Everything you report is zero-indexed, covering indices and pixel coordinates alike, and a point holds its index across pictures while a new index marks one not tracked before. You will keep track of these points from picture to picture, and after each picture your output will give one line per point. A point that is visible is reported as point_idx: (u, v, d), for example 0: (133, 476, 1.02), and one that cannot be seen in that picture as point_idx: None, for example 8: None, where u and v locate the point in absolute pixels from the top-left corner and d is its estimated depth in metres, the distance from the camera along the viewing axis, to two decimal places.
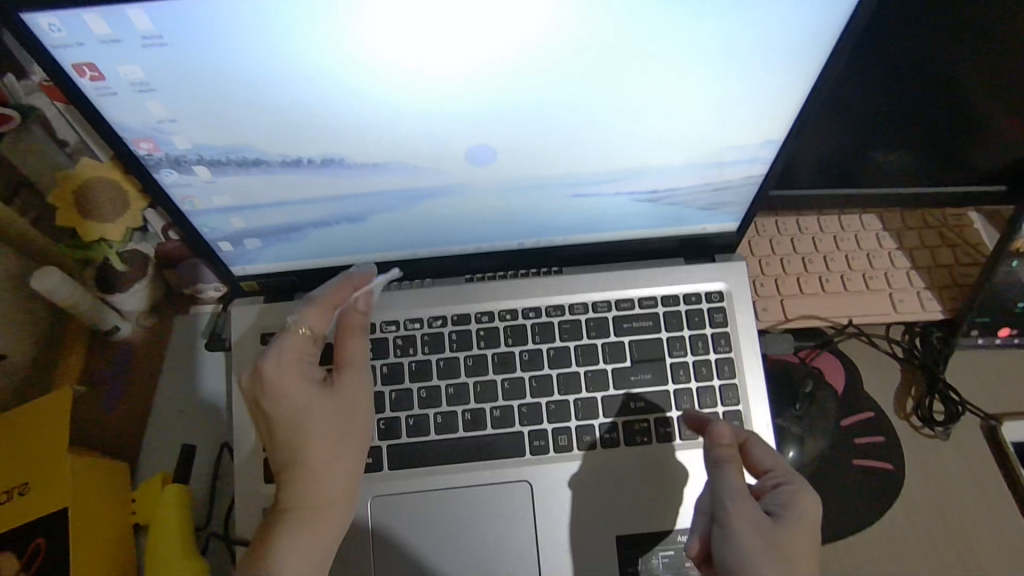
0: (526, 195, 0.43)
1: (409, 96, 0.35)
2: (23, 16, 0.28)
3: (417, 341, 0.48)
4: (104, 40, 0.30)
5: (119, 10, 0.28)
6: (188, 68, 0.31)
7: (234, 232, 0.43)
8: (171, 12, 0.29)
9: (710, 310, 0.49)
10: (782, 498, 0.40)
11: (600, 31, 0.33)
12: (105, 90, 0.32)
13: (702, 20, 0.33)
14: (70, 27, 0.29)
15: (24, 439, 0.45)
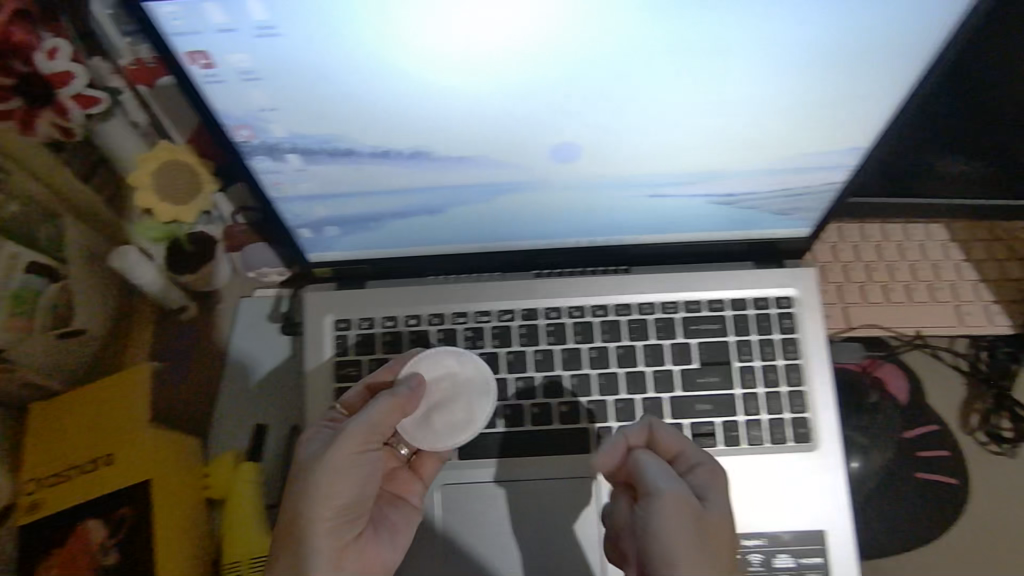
0: (604, 194, 0.42)
1: (497, 92, 0.35)
2: (145, 2, 0.28)
3: (486, 334, 0.49)
4: (219, 29, 0.30)
5: (240, 0, 0.28)
6: (297, 58, 0.31)
7: (315, 219, 0.43)
8: (289, 3, 0.29)
9: (779, 315, 0.49)
10: (698, 483, 0.42)
11: (690, 24, 0.32)
12: (213, 78, 0.32)
13: (801, 27, 0.33)
14: (188, 13, 0.29)
15: (103, 413, 0.48)
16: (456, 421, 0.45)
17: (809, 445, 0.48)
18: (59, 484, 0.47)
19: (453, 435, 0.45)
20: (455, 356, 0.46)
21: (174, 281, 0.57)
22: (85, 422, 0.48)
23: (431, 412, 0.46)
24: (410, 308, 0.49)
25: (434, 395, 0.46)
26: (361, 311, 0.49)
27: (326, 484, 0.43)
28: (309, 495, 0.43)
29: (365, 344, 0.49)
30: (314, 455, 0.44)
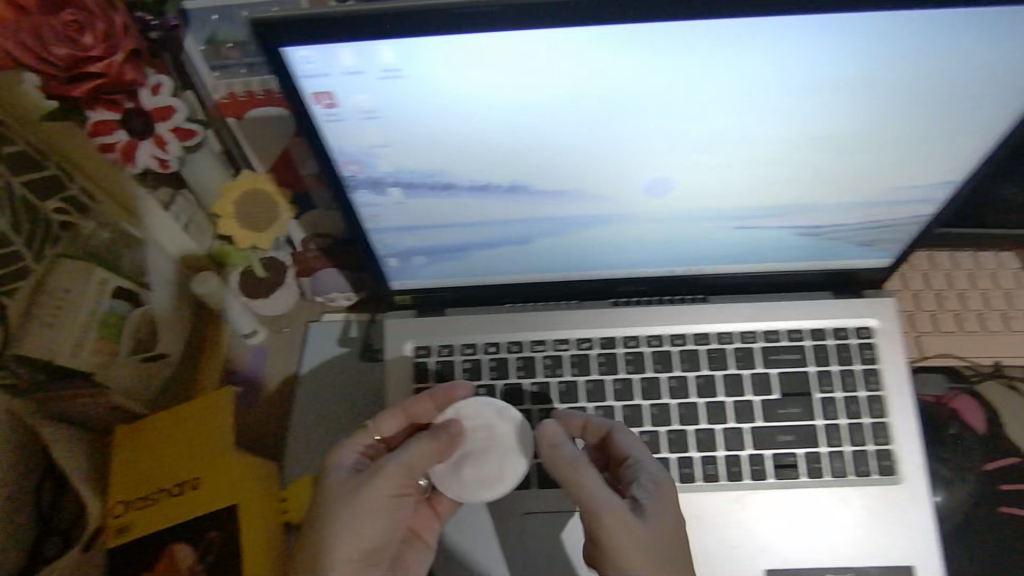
0: (692, 225, 0.43)
1: (599, 129, 0.35)
2: (282, 48, 0.29)
3: (565, 362, 0.49)
4: (347, 72, 0.31)
5: (372, 45, 0.29)
6: (416, 98, 0.32)
7: (405, 248, 0.44)
8: (418, 47, 0.30)
9: (859, 346, 0.49)
10: (642, 488, 0.43)
11: (793, 66, 0.32)
12: (334, 117, 0.33)
13: (911, 67, 0.33)
14: (321, 59, 0.30)
15: (189, 435, 0.50)
16: (486, 475, 0.46)
17: (893, 478, 0.47)
18: (143, 509, 0.49)
19: (482, 489, 0.46)
20: (496, 410, 0.47)
21: (246, 305, 0.59)
22: (171, 442, 0.51)
23: (464, 462, 0.47)
24: (489, 335, 0.50)
25: (470, 446, 0.47)
26: (441, 337, 0.50)
27: (355, 520, 0.44)
28: (339, 530, 0.44)
29: (446, 372, 0.50)
30: (346, 490, 0.45)
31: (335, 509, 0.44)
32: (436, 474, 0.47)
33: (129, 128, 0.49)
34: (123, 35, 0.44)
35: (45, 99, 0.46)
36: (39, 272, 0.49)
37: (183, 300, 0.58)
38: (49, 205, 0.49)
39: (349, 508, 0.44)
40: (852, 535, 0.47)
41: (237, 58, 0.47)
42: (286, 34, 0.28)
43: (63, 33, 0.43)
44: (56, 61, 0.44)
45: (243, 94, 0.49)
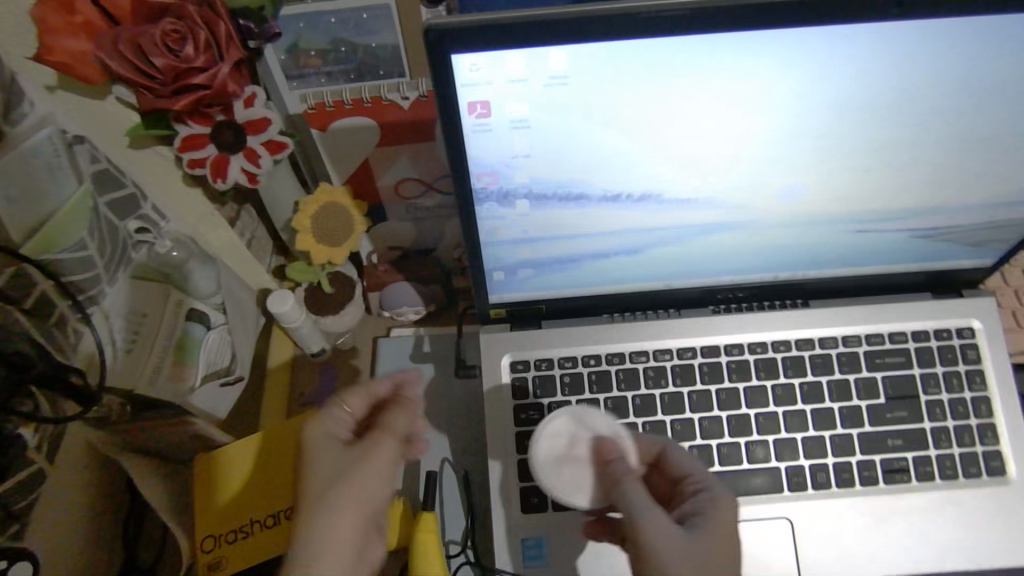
0: (810, 228, 0.42)
1: (740, 135, 0.34)
2: (452, 54, 0.28)
3: (669, 372, 0.48)
4: (512, 79, 0.30)
5: (545, 50, 0.29)
6: (572, 106, 0.31)
7: (515, 261, 0.43)
8: (590, 51, 0.29)
9: (963, 346, 0.49)
10: (694, 505, 0.39)
11: (943, 69, 0.32)
12: (483, 126, 0.32)
13: None
14: (489, 64, 0.29)
15: (274, 458, 0.48)
16: (588, 487, 0.43)
17: (1004, 479, 0.47)
18: (237, 538, 0.47)
19: (578, 497, 0.43)
20: (613, 428, 0.44)
21: (316, 321, 0.56)
22: (264, 470, 0.48)
23: (564, 465, 0.44)
24: (589, 348, 0.49)
25: (580, 454, 0.44)
26: (538, 351, 0.49)
27: (355, 489, 0.39)
28: (338, 502, 0.38)
29: (545, 386, 0.48)
30: (331, 461, 0.40)
31: (330, 482, 0.39)
32: (534, 468, 0.44)
33: (219, 144, 0.44)
34: (230, 46, 0.40)
35: (132, 113, 0.43)
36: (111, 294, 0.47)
37: (248, 316, 0.57)
38: (128, 226, 0.47)
39: (347, 478, 0.39)
40: (968, 539, 0.46)
41: (318, 66, 0.46)
42: (461, 39, 0.27)
43: (162, 44, 0.38)
44: (158, 76, 0.38)
45: (331, 103, 0.47)
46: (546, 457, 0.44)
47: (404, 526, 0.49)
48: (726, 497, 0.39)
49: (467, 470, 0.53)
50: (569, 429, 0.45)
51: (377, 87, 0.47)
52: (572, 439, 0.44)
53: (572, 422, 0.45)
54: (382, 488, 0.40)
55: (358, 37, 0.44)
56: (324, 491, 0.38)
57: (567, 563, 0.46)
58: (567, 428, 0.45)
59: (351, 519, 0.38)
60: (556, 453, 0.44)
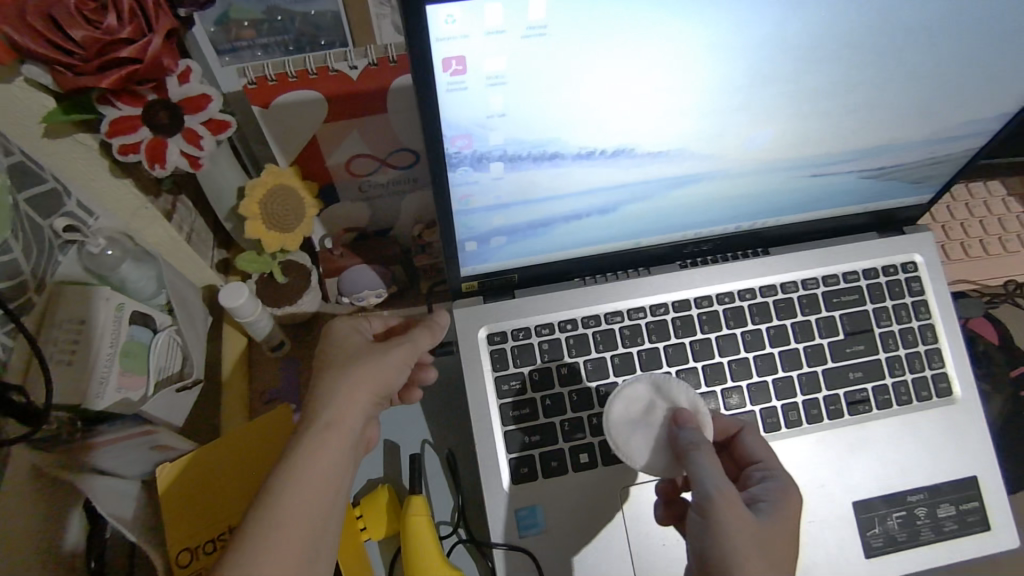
0: (771, 175, 0.43)
1: (710, 82, 0.35)
2: (429, 6, 0.27)
3: (644, 330, 0.49)
4: (489, 33, 0.29)
5: (523, 0, 0.28)
6: (551, 60, 0.31)
7: (488, 230, 0.42)
8: (566, 1, 0.29)
9: (907, 280, 0.52)
10: (760, 495, 0.38)
11: (894, 8, 0.34)
12: (458, 85, 0.31)
13: (989, 2, 0.35)
14: (466, 16, 0.28)
15: (251, 456, 0.47)
16: (660, 453, 0.42)
17: (951, 398, 0.50)
18: (213, 547, 0.44)
19: (649, 461, 0.42)
20: (694, 400, 0.43)
21: (270, 314, 0.53)
22: (238, 468, 0.47)
23: (639, 428, 0.43)
24: (564, 313, 0.48)
25: (656, 418, 0.43)
26: (514, 321, 0.48)
27: (369, 375, 0.41)
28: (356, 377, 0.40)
29: (524, 355, 0.48)
30: (347, 352, 0.42)
31: (349, 362, 0.41)
32: (609, 429, 0.43)
33: (152, 127, 0.41)
34: (159, 14, 0.37)
35: (46, 98, 0.38)
36: (42, 304, 0.43)
37: (196, 316, 0.53)
38: (53, 224, 0.43)
39: (368, 362, 0.41)
40: (923, 456, 0.49)
41: (252, 38, 0.43)
42: None
43: (78, 15, 0.34)
44: (78, 51, 0.34)
45: (274, 77, 0.44)
46: (622, 420, 0.44)
47: (392, 511, 0.48)
48: (790, 483, 0.38)
49: (450, 448, 0.53)
50: (649, 396, 0.44)
51: (324, 56, 0.45)
52: (650, 405, 0.44)
53: (653, 389, 0.44)
54: (392, 382, 0.43)
55: (295, 5, 0.42)
56: (343, 366, 0.41)
57: (561, 528, 0.46)
58: (647, 395, 0.44)
59: (363, 392, 0.40)
60: (631, 417, 0.43)
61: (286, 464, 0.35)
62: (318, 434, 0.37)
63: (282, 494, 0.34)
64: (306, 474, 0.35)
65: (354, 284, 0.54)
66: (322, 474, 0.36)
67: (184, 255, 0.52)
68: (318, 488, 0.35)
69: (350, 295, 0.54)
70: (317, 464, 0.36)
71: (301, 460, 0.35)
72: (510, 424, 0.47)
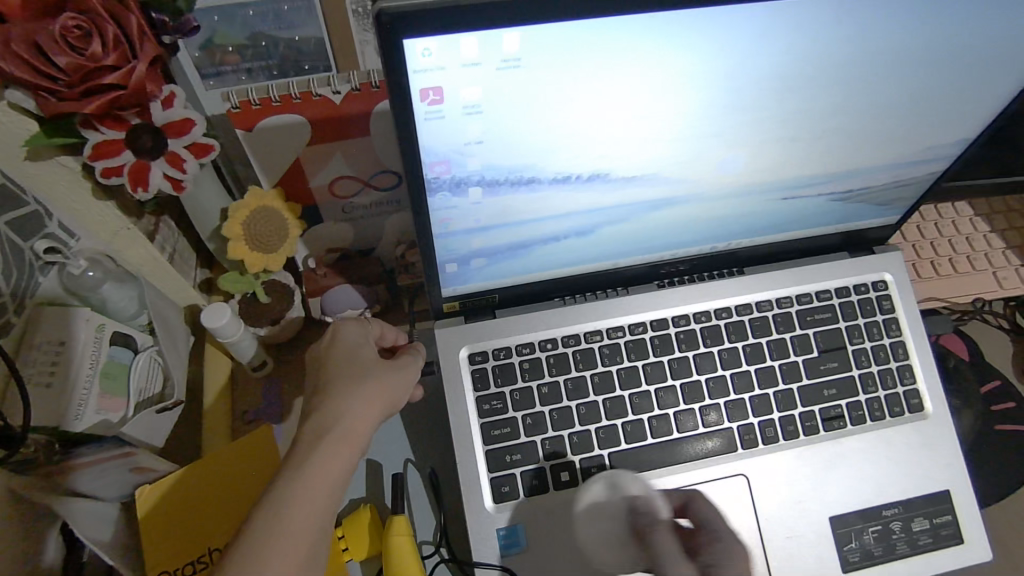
0: (744, 198, 0.45)
1: (682, 111, 0.36)
2: (407, 40, 0.28)
3: (623, 349, 0.49)
4: (465, 64, 0.30)
5: (499, 34, 0.30)
6: (535, 90, 0.32)
7: (468, 252, 0.43)
8: (542, 34, 0.30)
9: (878, 298, 0.53)
10: (710, 559, 0.38)
11: (854, 45, 0.36)
12: (436, 113, 0.32)
13: (942, 39, 0.37)
14: (442, 49, 0.29)
15: (228, 480, 0.47)
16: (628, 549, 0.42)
17: (922, 413, 0.52)
18: (194, 569, 0.44)
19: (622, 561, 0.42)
20: (646, 488, 0.44)
21: (252, 333, 0.53)
22: (215, 493, 0.47)
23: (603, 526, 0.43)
24: (545, 333, 0.49)
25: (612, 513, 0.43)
26: (494, 341, 0.49)
27: (375, 389, 0.41)
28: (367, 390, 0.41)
29: (505, 375, 0.48)
30: (359, 363, 0.42)
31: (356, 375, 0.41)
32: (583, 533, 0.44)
33: (137, 150, 0.41)
34: (144, 41, 0.37)
35: (30, 122, 0.38)
36: (21, 324, 0.43)
37: (177, 337, 0.53)
38: (34, 246, 0.43)
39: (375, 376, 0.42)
40: (897, 471, 0.50)
41: (236, 63, 0.44)
42: (415, 26, 0.28)
43: (62, 42, 0.35)
44: (62, 77, 0.35)
45: (257, 101, 0.45)
46: (586, 525, 0.44)
47: (376, 531, 0.48)
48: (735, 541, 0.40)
49: (433, 467, 0.53)
50: (603, 493, 0.44)
51: (307, 81, 0.45)
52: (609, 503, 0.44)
53: (609, 485, 0.45)
54: (396, 398, 0.43)
55: (280, 31, 0.42)
56: (357, 377, 0.41)
57: (544, 548, 0.46)
58: (602, 494, 0.45)
59: (369, 403, 0.40)
60: (596, 515, 0.44)
61: (300, 472, 0.35)
62: (329, 445, 0.37)
63: (294, 502, 0.34)
64: (315, 482, 0.35)
65: (336, 303, 0.54)
66: (330, 486, 0.36)
67: (167, 276, 0.52)
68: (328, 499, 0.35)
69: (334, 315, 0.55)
70: (327, 476, 0.36)
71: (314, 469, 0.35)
72: (492, 443, 0.47)
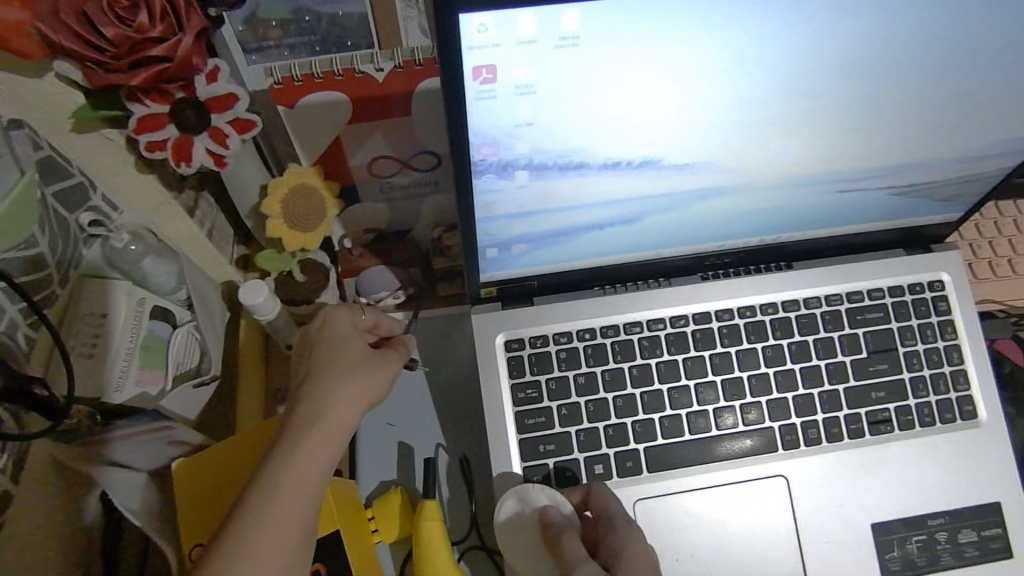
0: (796, 190, 0.42)
1: (738, 98, 0.34)
2: (460, 14, 0.27)
3: (663, 342, 0.48)
4: (520, 42, 0.29)
5: (557, 10, 0.28)
6: (585, 71, 0.31)
7: (509, 237, 0.41)
8: (598, 11, 0.29)
9: (934, 299, 0.51)
10: (612, 547, 0.40)
11: (924, 32, 0.33)
12: (487, 93, 0.31)
13: (1020, 27, 0.34)
14: (497, 25, 0.28)
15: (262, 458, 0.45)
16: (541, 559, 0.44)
17: (975, 421, 0.49)
18: None
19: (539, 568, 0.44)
20: (554, 497, 0.44)
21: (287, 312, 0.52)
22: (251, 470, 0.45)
23: (517, 537, 0.44)
24: (583, 322, 0.48)
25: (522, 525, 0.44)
26: (531, 329, 0.48)
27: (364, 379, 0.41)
28: (346, 386, 0.40)
29: (541, 363, 0.47)
30: (341, 355, 0.41)
31: (344, 363, 0.41)
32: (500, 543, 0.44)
33: (180, 125, 0.41)
34: (190, 15, 0.36)
35: (76, 94, 0.38)
36: (65, 296, 0.44)
37: (214, 311, 0.53)
38: (78, 218, 0.44)
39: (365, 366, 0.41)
40: (946, 480, 0.48)
41: (279, 38, 0.43)
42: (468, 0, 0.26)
43: (111, 13, 0.34)
44: (109, 48, 0.35)
45: (299, 77, 0.44)
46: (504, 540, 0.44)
47: (405, 515, 0.48)
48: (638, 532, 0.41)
49: (462, 453, 0.53)
50: (514, 509, 0.44)
51: (349, 57, 0.44)
52: (519, 516, 0.44)
53: (518, 501, 0.44)
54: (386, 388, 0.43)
55: (323, 6, 0.41)
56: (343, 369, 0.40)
57: None
58: (515, 509, 0.44)
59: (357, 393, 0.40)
60: (511, 530, 0.44)
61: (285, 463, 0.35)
62: (307, 441, 0.37)
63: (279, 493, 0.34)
64: (299, 473, 0.35)
65: (372, 285, 0.54)
66: (311, 480, 0.36)
67: (206, 249, 0.52)
68: (304, 494, 0.35)
69: (369, 295, 0.55)
70: (310, 468, 0.36)
71: (282, 476, 0.35)
72: (526, 433, 0.46)
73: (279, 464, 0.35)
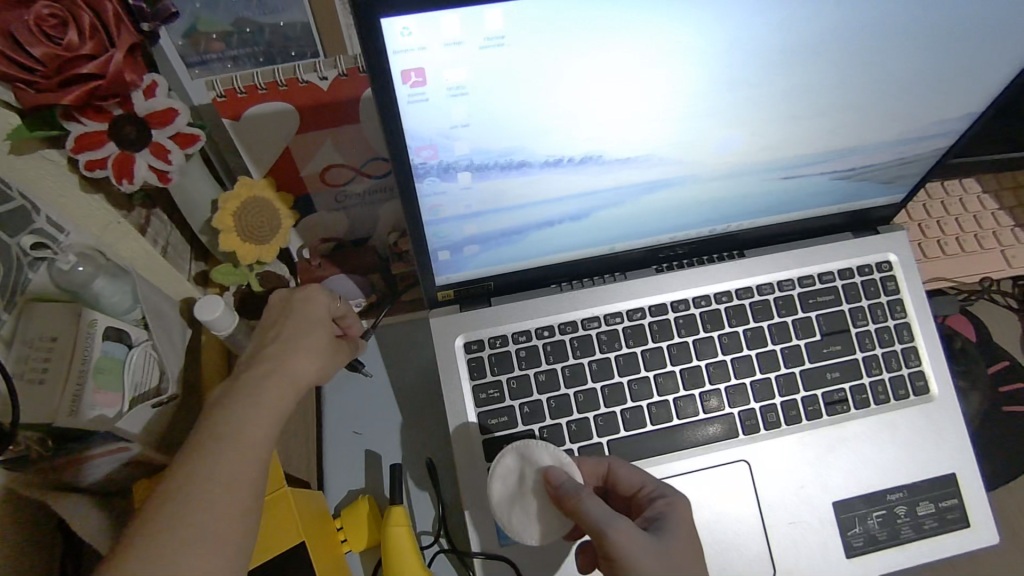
0: (740, 178, 0.43)
1: (673, 90, 0.35)
2: (383, 19, 0.27)
3: (621, 335, 0.49)
4: (446, 43, 0.29)
5: (481, 11, 0.29)
6: (516, 71, 0.31)
7: (460, 239, 0.42)
8: (523, 11, 0.29)
9: (883, 279, 0.52)
10: (653, 514, 0.39)
11: (849, 21, 0.34)
12: (419, 96, 0.31)
13: (943, 12, 0.35)
14: (422, 27, 0.28)
15: None
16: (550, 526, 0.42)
17: (927, 396, 0.51)
18: None
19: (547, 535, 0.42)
20: (557, 458, 0.43)
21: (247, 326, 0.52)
22: None
23: (518, 502, 0.42)
24: (541, 320, 0.48)
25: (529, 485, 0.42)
26: (490, 329, 0.48)
27: (320, 342, 0.43)
28: (308, 358, 0.42)
29: (501, 363, 0.47)
30: (308, 330, 0.43)
31: (306, 325, 0.43)
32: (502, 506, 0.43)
33: (121, 142, 0.41)
34: (120, 29, 0.37)
35: (10, 115, 0.37)
36: (11, 322, 0.42)
37: (173, 329, 0.52)
38: (21, 242, 0.42)
39: (323, 332, 0.44)
40: (903, 455, 0.49)
41: (221, 51, 0.43)
42: (391, 4, 0.27)
43: (39, 32, 0.34)
44: (39, 68, 0.35)
45: (242, 89, 0.44)
46: (503, 502, 0.43)
47: (373, 521, 0.48)
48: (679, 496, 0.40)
49: (429, 456, 0.53)
50: (513, 467, 0.43)
51: (293, 66, 0.44)
52: (521, 476, 0.43)
53: (520, 458, 0.43)
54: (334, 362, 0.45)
55: (264, 17, 0.41)
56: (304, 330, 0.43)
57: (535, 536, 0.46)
58: (514, 467, 0.43)
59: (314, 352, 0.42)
60: (508, 493, 0.43)
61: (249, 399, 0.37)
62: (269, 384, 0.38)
63: (244, 423, 0.35)
64: (264, 409, 0.37)
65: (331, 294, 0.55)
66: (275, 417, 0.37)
67: (162, 267, 0.52)
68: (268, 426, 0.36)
69: None
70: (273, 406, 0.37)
71: (244, 411, 0.36)
72: (490, 434, 0.46)
73: (241, 401, 0.36)
